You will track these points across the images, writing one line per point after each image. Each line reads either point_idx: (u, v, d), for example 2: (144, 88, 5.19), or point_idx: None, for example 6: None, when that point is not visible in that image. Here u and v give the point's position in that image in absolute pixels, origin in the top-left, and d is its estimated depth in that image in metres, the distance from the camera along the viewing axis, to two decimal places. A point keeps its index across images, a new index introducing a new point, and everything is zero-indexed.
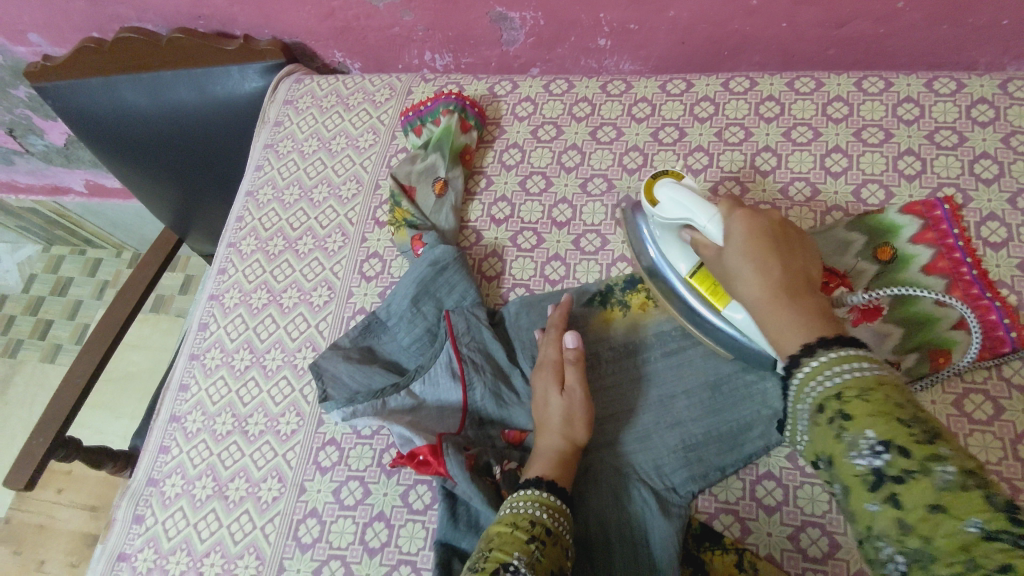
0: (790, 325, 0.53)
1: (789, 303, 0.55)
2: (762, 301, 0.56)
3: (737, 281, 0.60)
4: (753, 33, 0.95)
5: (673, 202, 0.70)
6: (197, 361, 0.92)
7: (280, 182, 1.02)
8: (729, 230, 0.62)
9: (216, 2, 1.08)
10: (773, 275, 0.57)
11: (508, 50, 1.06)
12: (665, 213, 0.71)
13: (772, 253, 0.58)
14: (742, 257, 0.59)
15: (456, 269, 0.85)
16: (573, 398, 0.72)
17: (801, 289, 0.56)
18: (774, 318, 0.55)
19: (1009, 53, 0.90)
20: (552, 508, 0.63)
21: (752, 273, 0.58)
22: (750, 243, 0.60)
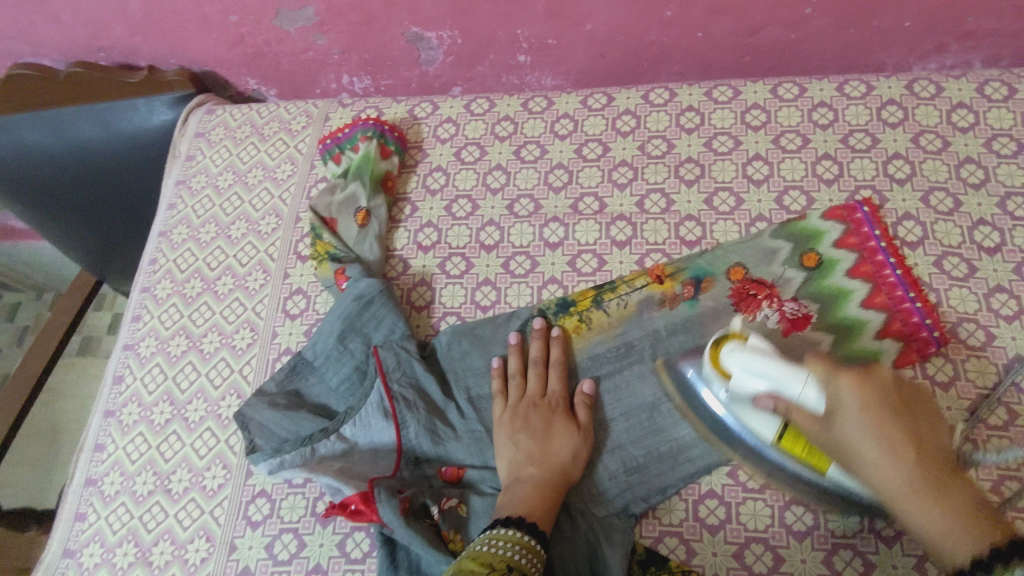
0: (939, 530, 0.53)
1: (936, 504, 0.53)
2: (920, 510, 0.54)
3: (853, 452, 0.58)
4: (670, 43, 0.95)
5: (746, 372, 0.65)
6: (112, 419, 0.86)
7: (194, 221, 0.96)
8: (836, 398, 0.59)
9: (115, 33, 1.03)
10: (930, 509, 0.53)
11: (428, 71, 1.04)
12: (743, 384, 0.66)
13: (888, 434, 0.56)
14: (855, 417, 0.58)
15: (382, 303, 0.82)
16: (566, 430, 0.72)
17: (935, 462, 0.55)
18: (926, 519, 0.53)
19: (914, 54, 0.93)
20: (527, 550, 0.60)
21: (885, 463, 0.56)
22: (860, 414, 0.58)
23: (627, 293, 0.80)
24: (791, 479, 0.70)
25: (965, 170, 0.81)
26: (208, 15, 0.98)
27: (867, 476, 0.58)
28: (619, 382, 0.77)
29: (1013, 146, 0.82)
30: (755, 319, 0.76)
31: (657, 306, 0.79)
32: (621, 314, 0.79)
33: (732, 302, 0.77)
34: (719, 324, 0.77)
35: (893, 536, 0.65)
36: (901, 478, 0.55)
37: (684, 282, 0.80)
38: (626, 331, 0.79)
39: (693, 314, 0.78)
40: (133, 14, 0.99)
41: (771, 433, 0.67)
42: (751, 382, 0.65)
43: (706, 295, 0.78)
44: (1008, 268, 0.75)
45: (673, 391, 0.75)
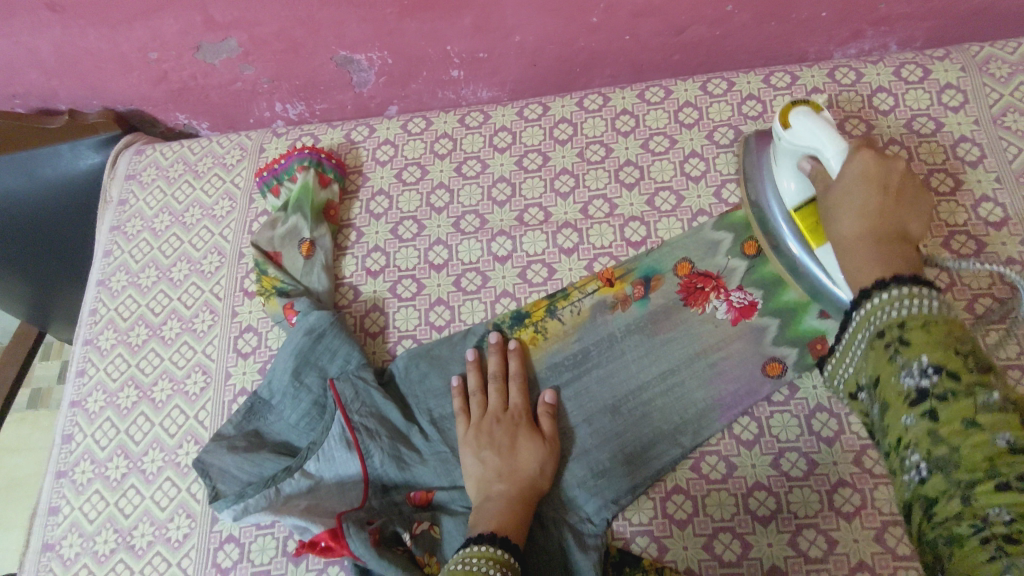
0: (862, 275, 0.59)
1: (883, 252, 0.59)
2: (852, 236, 0.62)
3: (834, 215, 0.65)
4: (599, 48, 0.96)
5: (806, 134, 0.69)
6: (65, 479, 0.83)
7: (133, 266, 0.94)
8: (843, 169, 0.65)
9: (30, 78, 0.99)
10: (873, 252, 0.59)
11: (362, 92, 1.03)
12: (794, 140, 0.71)
13: (865, 208, 0.62)
14: (850, 211, 0.63)
15: (335, 333, 0.81)
16: (531, 440, 0.73)
17: (890, 234, 0.61)
18: (857, 257, 0.60)
19: (833, 42, 0.96)
20: (502, 565, 0.60)
21: (855, 230, 0.62)
22: (853, 181, 0.63)
23: (579, 299, 0.81)
24: (752, 468, 0.71)
25: (889, 151, 0.85)
26: (126, 53, 0.95)
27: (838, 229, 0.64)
28: (580, 389, 0.77)
29: (932, 125, 0.85)
30: (704, 313, 0.78)
31: (609, 309, 0.80)
32: (575, 322, 0.80)
33: (681, 299, 0.79)
34: (671, 321, 0.78)
35: (852, 512, 0.68)
36: (857, 235, 0.61)
37: (633, 283, 0.81)
38: (582, 337, 0.79)
39: (645, 314, 0.79)
40: (46, 58, 0.96)
41: (823, 276, 0.73)
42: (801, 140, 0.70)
43: (656, 293, 0.80)
44: (937, 242, 0.78)
45: (632, 392, 0.76)
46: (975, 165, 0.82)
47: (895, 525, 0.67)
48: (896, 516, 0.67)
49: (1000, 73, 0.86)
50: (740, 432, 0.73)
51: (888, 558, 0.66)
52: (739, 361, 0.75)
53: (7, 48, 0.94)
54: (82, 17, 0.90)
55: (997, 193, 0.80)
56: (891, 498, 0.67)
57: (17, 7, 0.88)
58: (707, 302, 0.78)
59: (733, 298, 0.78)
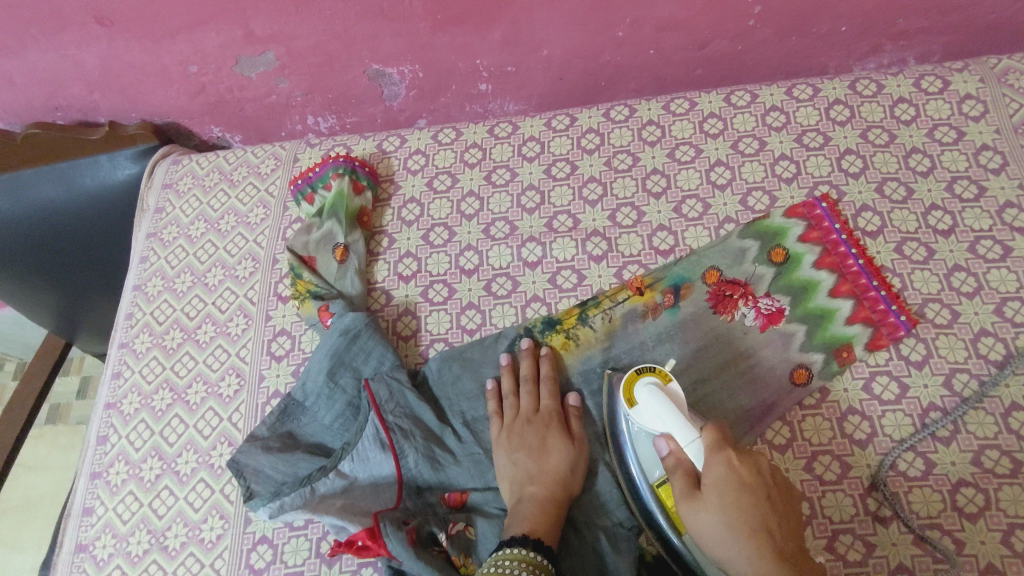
0: (738, 556, 0.56)
1: (740, 533, 0.56)
2: (720, 531, 0.58)
3: (697, 515, 0.59)
4: (624, 62, 0.99)
5: (653, 415, 0.67)
6: (99, 480, 0.83)
7: (168, 272, 0.96)
8: (707, 470, 0.61)
9: (72, 91, 1.02)
10: (749, 549, 0.55)
11: (392, 105, 1.06)
12: (648, 423, 0.68)
13: (739, 504, 0.58)
14: (716, 504, 0.58)
15: (369, 336, 0.82)
16: (559, 443, 0.73)
17: (762, 511, 0.58)
18: (723, 528, 0.57)
19: (853, 56, 0.98)
20: (535, 566, 0.61)
21: (720, 521, 0.58)
22: (721, 495, 0.59)
23: (611, 307, 0.81)
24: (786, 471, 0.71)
25: (912, 159, 0.86)
26: (167, 67, 0.98)
27: (705, 526, 0.59)
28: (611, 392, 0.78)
29: (954, 134, 0.87)
30: (734, 320, 0.79)
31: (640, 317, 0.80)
32: (607, 328, 0.81)
33: (710, 306, 0.80)
34: (701, 327, 0.79)
35: (889, 515, 0.68)
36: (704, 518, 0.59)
37: (664, 290, 0.82)
38: (613, 343, 0.80)
39: (676, 321, 0.80)
40: (90, 71, 0.99)
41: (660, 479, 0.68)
42: (652, 423, 0.67)
43: (686, 301, 0.81)
44: (962, 247, 0.80)
45: None
46: (998, 173, 0.83)
47: (931, 528, 0.66)
48: (932, 519, 0.67)
49: (1019, 84, 0.88)
50: (773, 437, 0.73)
51: (927, 560, 0.65)
52: (766, 368, 0.76)
53: (53, 62, 0.97)
54: (128, 32, 0.93)
55: (1022, 199, 0.81)
56: (928, 502, 0.67)
57: (65, 22, 0.92)
58: (736, 309, 0.79)
59: (761, 303, 0.79)
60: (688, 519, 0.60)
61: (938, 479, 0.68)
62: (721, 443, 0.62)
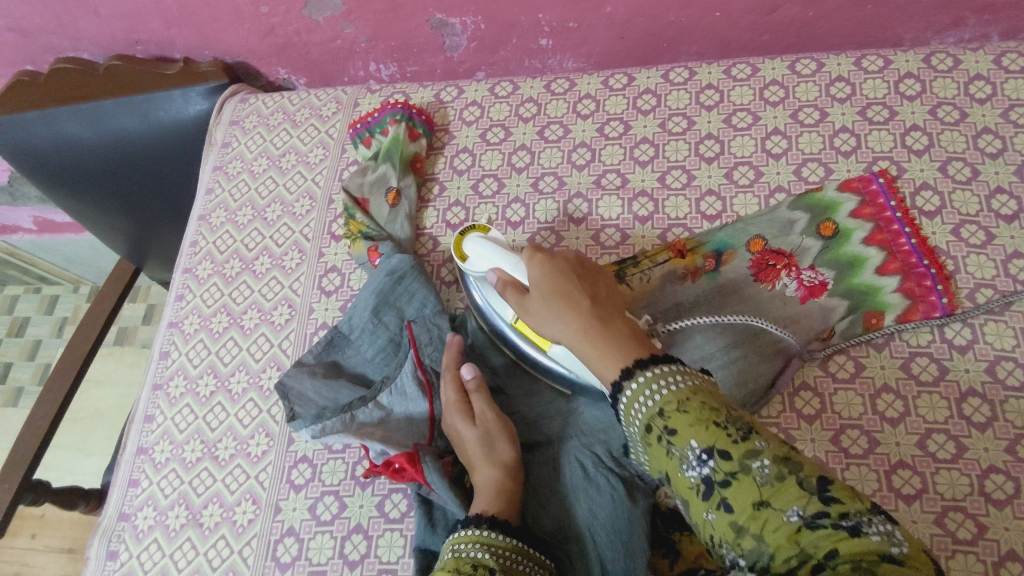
0: (566, 329, 0.59)
1: (592, 334, 0.57)
2: (564, 330, 0.59)
3: (546, 323, 0.61)
4: (688, 24, 0.98)
5: (478, 257, 0.74)
6: (160, 391, 0.90)
7: (231, 204, 1.01)
8: (529, 277, 0.64)
9: (152, 26, 1.07)
10: (566, 320, 0.59)
11: (452, 56, 1.07)
12: (478, 266, 0.74)
13: (565, 297, 0.60)
14: (550, 314, 0.61)
15: (414, 277, 0.85)
16: (511, 434, 0.73)
17: (608, 305, 0.61)
18: (566, 333, 0.59)
19: (931, 29, 0.94)
20: (494, 546, 0.61)
21: (564, 324, 0.59)
22: (551, 289, 0.61)
23: (650, 268, 0.82)
24: (811, 441, 0.72)
25: (982, 140, 0.83)
26: (240, 6, 1.02)
27: (557, 331, 0.60)
28: None
29: None
30: (774, 289, 0.79)
31: (679, 280, 0.81)
32: (644, 289, 0.82)
33: (752, 275, 0.80)
34: (741, 295, 0.79)
35: (912, 494, 0.67)
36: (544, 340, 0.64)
37: (705, 256, 0.82)
38: (650, 305, 0.81)
39: (715, 288, 0.80)
40: (169, 8, 1.03)
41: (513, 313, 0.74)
42: (481, 263, 0.73)
43: (727, 267, 0.81)
44: None
45: None
46: None
47: (955, 510, 0.66)
48: (957, 502, 0.66)
49: None
50: (802, 406, 0.73)
51: (947, 541, 0.65)
52: (800, 340, 0.76)
53: None
54: None
55: None
56: (955, 484, 0.67)
57: None
58: (778, 279, 0.79)
59: (804, 276, 0.79)
60: (530, 321, 0.64)
61: (968, 463, 0.68)
62: (534, 251, 0.65)
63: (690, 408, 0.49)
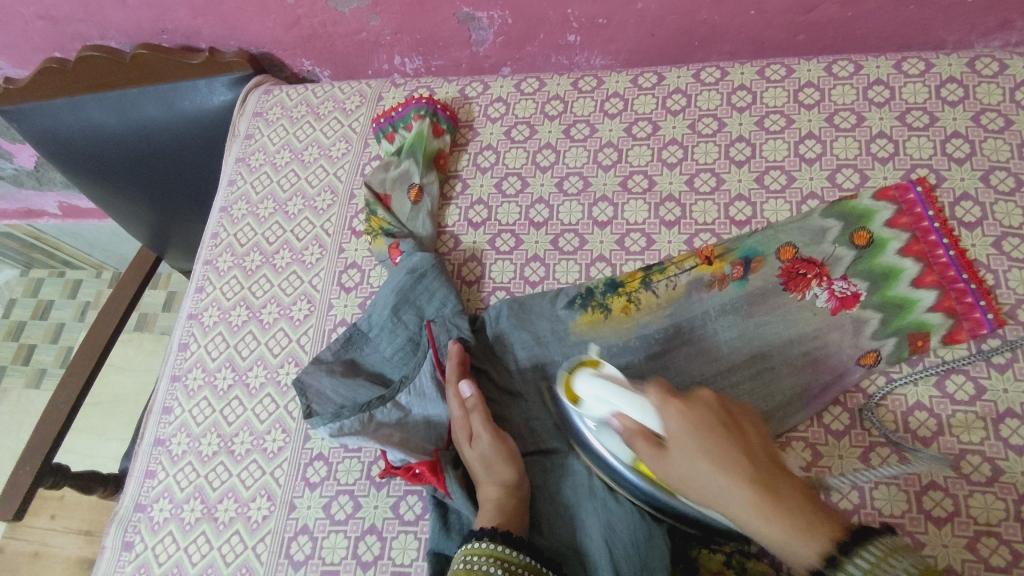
0: (728, 492, 0.54)
1: (765, 508, 0.53)
2: (732, 491, 0.54)
3: (685, 461, 0.57)
4: (721, 22, 0.95)
5: (597, 397, 0.66)
6: (179, 383, 0.90)
7: (253, 197, 1.00)
8: (665, 428, 0.59)
9: (178, 15, 1.07)
10: (742, 489, 0.54)
11: (478, 51, 1.06)
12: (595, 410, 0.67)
13: (722, 452, 0.56)
14: (695, 456, 0.56)
15: (435, 276, 0.84)
16: (511, 452, 0.71)
17: (759, 460, 0.56)
18: (707, 471, 0.55)
19: (975, 31, 0.91)
20: (509, 563, 0.62)
21: (729, 484, 0.55)
22: (677, 434, 0.58)
23: (676, 275, 0.80)
24: (838, 458, 0.69)
25: None
26: None
27: (718, 492, 0.55)
28: (669, 363, 0.77)
29: None
30: (804, 300, 0.76)
31: (706, 288, 0.79)
32: (670, 296, 0.79)
33: (781, 284, 0.77)
34: (769, 304, 0.77)
35: (944, 517, 0.65)
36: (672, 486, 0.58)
37: (733, 263, 0.80)
38: (675, 312, 0.79)
39: (741, 296, 0.78)
40: None
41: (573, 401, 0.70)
42: (599, 408, 0.66)
43: (755, 276, 0.78)
44: None
45: (720, 372, 0.75)
46: None
47: (988, 536, 0.64)
48: (991, 527, 0.64)
49: None
50: (830, 422, 0.71)
51: (979, 567, 0.63)
52: (831, 353, 0.74)
53: None
54: None
55: None
56: (989, 509, 0.65)
57: None
58: (808, 289, 0.77)
59: (836, 286, 0.76)
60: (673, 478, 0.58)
61: (1003, 487, 0.65)
62: (664, 394, 0.60)
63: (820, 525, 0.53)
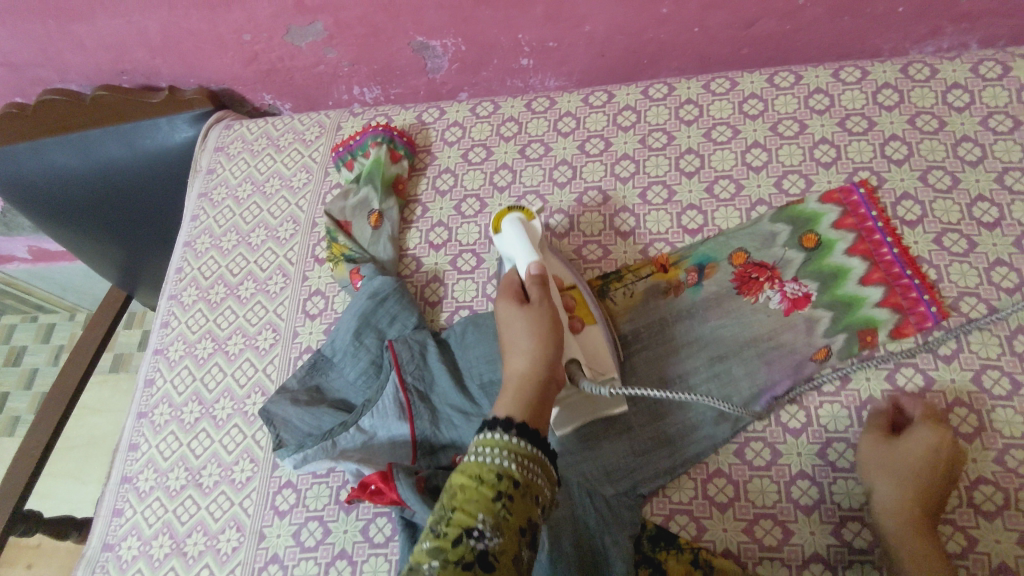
0: (523, 344, 0.66)
1: (529, 371, 0.64)
2: (524, 355, 0.65)
3: (514, 344, 0.67)
4: (667, 40, 0.98)
5: (513, 235, 0.79)
6: (145, 420, 0.90)
7: (216, 230, 1.01)
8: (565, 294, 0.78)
9: (137, 56, 1.08)
10: (523, 358, 0.65)
11: (434, 78, 1.08)
12: (504, 242, 0.80)
13: (547, 337, 0.66)
14: (527, 330, 0.67)
15: (396, 299, 0.85)
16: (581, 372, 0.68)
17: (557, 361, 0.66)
18: (527, 342, 0.66)
19: (909, 39, 0.95)
20: (520, 456, 0.57)
21: (526, 346, 0.66)
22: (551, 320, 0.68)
23: (633, 282, 0.83)
24: (797, 456, 0.71)
25: (961, 148, 0.83)
26: (223, 34, 1.03)
27: (517, 354, 0.65)
28: (629, 368, 0.78)
29: (1010, 123, 0.83)
30: (757, 302, 0.78)
31: (662, 295, 0.81)
32: (628, 304, 0.82)
33: (734, 287, 0.79)
34: (723, 308, 0.79)
35: None
36: (544, 358, 0.65)
37: (687, 270, 0.82)
38: (635, 320, 0.81)
39: (698, 300, 0.80)
40: (153, 37, 1.05)
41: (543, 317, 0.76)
42: (511, 243, 0.79)
43: (709, 281, 0.81)
44: (1007, 242, 0.76)
45: (680, 376, 0.76)
46: None
47: (945, 523, 0.65)
48: (947, 515, 0.65)
49: None
50: (788, 420, 0.72)
51: None
52: (787, 353, 0.75)
53: (120, 27, 1.03)
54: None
55: None
56: None
57: None
58: (761, 292, 0.78)
59: (787, 288, 0.78)
60: (522, 317, 0.68)
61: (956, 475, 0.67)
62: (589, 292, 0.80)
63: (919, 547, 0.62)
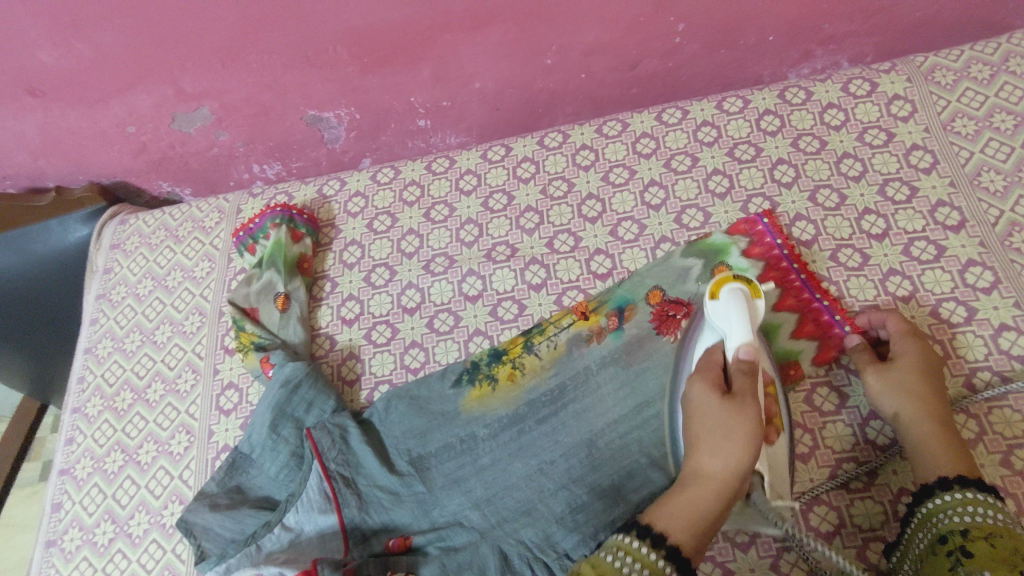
0: (734, 462, 0.59)
1: (730, 445, 0.59)
2: (736, 453, 0.59)
3: (706, 438, 0.61)
4: (558, 88, 1.00)
5: (727, 309, 0.67)
6: (55, 548, 0.83)
7: (118, 332, 0.96)
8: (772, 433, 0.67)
9: (18, 160, 1.04)
10: (733, 455, 0.59)
11: (334, 148, 1.07)
12: (715, 311, 0.68)
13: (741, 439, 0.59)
14: (718, 442, 0.60)
15: (310, 385, 0.82)
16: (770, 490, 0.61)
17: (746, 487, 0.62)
18: (723, 414, 0.60)
19: (784, 64, 0.99)
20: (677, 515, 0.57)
21: (734, 447, 0.59)
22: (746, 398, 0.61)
23: (555, 334, 0.81)
24: None
25: (844, 165, 0.86)
26: (106, 130, 1.00)
27: (711, 458, 0.59)
28: (557, 423, 0.76)
29: (884, 136, 0.87)
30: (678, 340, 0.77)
31: (585, 342, 0.80)
32: (552, 356, 0.80)
33: (654, 327, 0.78)
34: (645, 351, 0.77)
35: (832, 530, 0.67)
36: (740, 466, 0.59)
37: (608, 314, 0.81)
38: (559, 372, 0.79)
39: (620, 345, 0.78)
40: (32, 140, 1.01)
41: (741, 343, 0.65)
42: (719, 318, 0.68)
43: (630, 323, 0.79)
44: (897, 251, 0.79)
45: (606, 425, 0.74)
46: (929, 172, 0.83)
47: (875, 541, 0.65)
48: (876, 532, 0.66)
49: (946, 81, 0.88)
50: None
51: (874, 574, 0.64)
52: None
53: None
54: (61, 100, 0.95)
55: (953, 197, 0.81)
56: (870, 514, 0.67)
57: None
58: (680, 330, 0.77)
59: None
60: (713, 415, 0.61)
61: (880, 489, 0.68)
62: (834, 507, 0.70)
63: (996, 542, 0.55)
